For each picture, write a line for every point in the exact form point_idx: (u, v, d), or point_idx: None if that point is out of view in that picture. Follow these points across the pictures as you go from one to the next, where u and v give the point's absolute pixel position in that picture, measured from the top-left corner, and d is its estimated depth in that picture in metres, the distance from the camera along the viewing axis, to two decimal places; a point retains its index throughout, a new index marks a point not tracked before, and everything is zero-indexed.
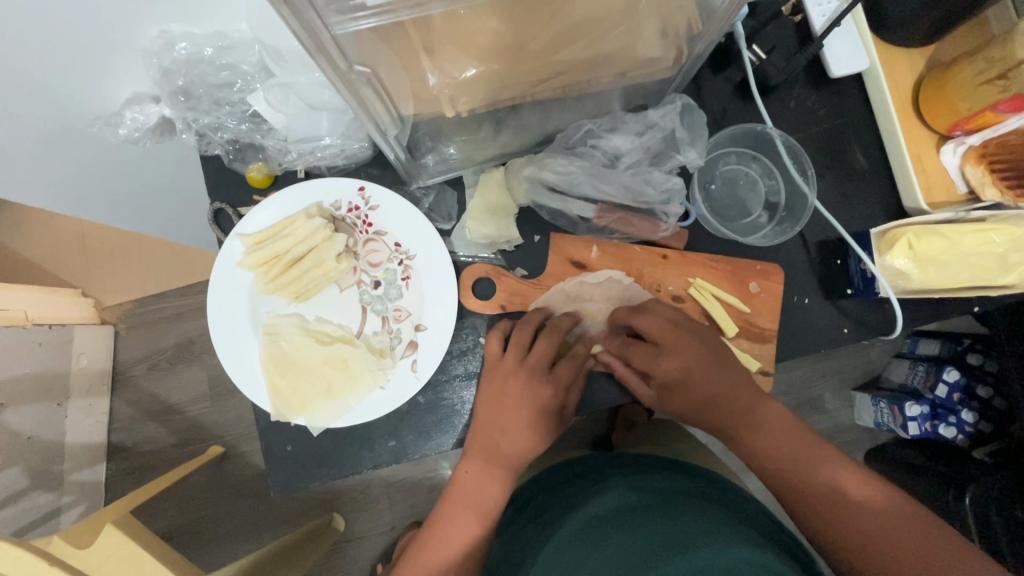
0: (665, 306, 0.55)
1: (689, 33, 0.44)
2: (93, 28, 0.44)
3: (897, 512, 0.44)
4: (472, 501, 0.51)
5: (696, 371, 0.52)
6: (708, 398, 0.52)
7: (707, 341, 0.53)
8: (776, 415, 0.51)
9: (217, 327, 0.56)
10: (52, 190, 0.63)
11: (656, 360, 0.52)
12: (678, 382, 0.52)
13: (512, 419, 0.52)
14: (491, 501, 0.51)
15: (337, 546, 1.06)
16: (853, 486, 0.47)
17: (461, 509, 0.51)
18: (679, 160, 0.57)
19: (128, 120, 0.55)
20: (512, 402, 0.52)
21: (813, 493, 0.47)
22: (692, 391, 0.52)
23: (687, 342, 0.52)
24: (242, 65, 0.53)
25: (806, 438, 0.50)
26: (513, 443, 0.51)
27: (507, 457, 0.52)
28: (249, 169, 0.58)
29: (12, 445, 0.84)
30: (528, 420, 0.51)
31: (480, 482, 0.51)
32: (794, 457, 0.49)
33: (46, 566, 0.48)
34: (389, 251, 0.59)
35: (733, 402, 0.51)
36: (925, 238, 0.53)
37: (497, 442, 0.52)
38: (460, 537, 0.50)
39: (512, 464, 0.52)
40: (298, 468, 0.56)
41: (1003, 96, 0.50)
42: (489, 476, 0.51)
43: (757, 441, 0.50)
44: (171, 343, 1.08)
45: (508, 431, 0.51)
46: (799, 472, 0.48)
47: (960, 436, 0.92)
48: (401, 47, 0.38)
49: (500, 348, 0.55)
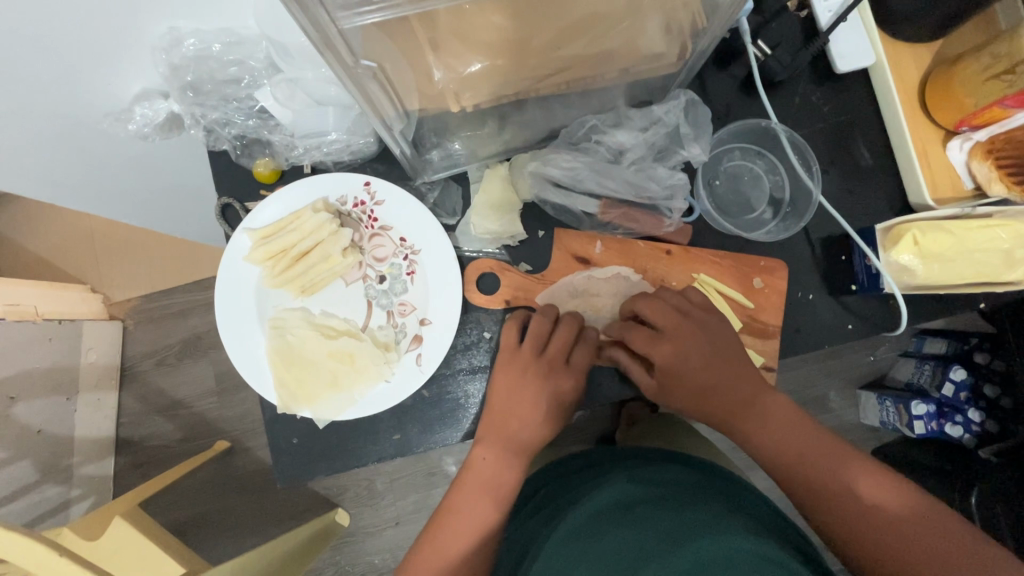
0: (672, 292, 0.56)
1: (693, 29, 0.45)
2: (102, 24, 0.44)
3: (914, 512, 0.43)
4: (484, 484, 0.51)
5: (686, 360, 0.52)
6: (703, 386, 0.52)
7: (710, 334, 0.53)
8: (774, 407, 0.51)
9: (225, 320, 0.56)
10: (60, 186, 0.64)
11: (655, 345, 0.53)
12: (675, 367, 0.52)
13: (521, 406, 0.53)
14: (504, 485, 0.51)
15: (342, 541, 1.07)
16: (870, 488, 0.45)
17: (471, 493, 0.51)
18: (682, 156, 0.57)
19: (138, 116, 0.56)
20: (524, 393, 0.53)
21: (821, 488, 0.46)
22: (689, 375, 0.52)
23: (686, 330, 0.53)
24: (250, 61, 0.53)
25: (810, 428, 0.50)
26: (529, 429, 0.52)
27: (520, 443, 0.52)
28: (256, 165, 0.59)
29: (22, 438, 0.86)
30: (540, 408, 0.53)
31: (493, 467, 0.51)
32: (797, 447, 0.49)
33: (58, 557, 0.49)
34: (394, 246, 0.59)
35: (735, 395, 0.51)
36: (930, 235, 0.53)
37: (506, 429, 0.52)
38: (471, 522, 0.49)
39: (523, 449, 0.52)
40: (303, 461, 0.57)
41: (1009, 91, 0.49)
42: (501, 460, 0.51)
43: (763, 432, 0.50)
44: (178, 339, 1.09)
45: (521, 420, 0.53)
46: (804, 464, 0.48)
47: (967, 436, 0.91)
48: (407, 41, 0.38)
49: (516, 339, 0.55)
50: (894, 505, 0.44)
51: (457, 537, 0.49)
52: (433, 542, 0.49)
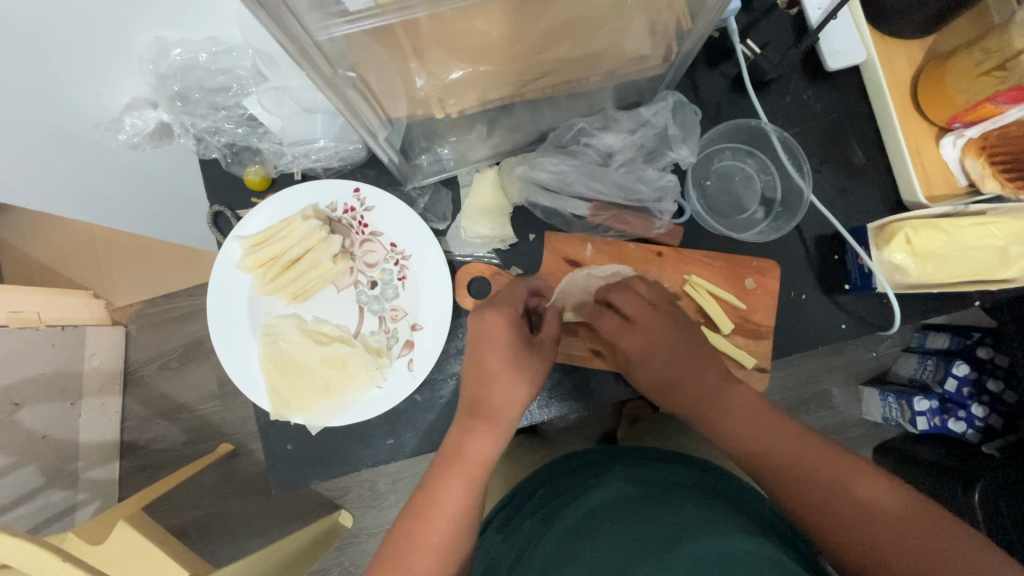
0: (646, 285, 0.55)
1: (678, 29, 0.44)
2: (88, 35, 0.45)
3: (906, 508, 0.42)
4: (461, 460, 0.47)
5: (655, 351, 0.52)
6: (671, 378, 0.52)
7: (676, 326, 0.53)
8: (742, 398, 0.50)
9: (217, 329, 0.56)
10: (57, 197, 0.64)
11: (626, 335, 0.53)
12: (642, 358, 0.53)
13: (485, 364, 0.49)
14: (483, 462, 0.47)
15: (345, 542, 1.07)
16: (862, 489, 0.43)
17: (449, 467, 0.46)
18: (671, 158, 0.57)
19: (128, 126, 0.56)
20: (488, 345, 0.49)
21: (795, 479, 0.45)
22: (654, 368, 0.52)
23: (657, 322, 0.53)
24: (237, 70, 0.54)
25: (793, 428, 0.48)
26: (491, 389, 0.48)
27: (488, 410, 0.48)
28: (246, 172, 0.59)
29: (26, 445, 0.86)
30: (497, 360, 0.49)
31: (466, 437, 0.47)
32: (773, 442, 0.47)
33: (59, 563, 0.49)
34: (385, 251, 0.59)
35: (701, 384, 0.51)
36: (923, 233, 0.52)
37: (478, 397, 0.48)
38: (451, 501, 0.45)
39: (492, 413, 0.48)
40: (299, 466, 0.57)
41: (1002, 87, 0.48)
42: (475, 428, 0.47)
43: (736, 432, 0.49)
44: (180, 343, 1.10)
45: (492, 379, 0.48)
46: (784, 452, 0.47)
47: (971, 430, 0.90)
48: (390, 48, 0.38)
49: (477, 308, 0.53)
50: (883, 500, 0.43)
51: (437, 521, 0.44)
52: (417, 525, 0.44)
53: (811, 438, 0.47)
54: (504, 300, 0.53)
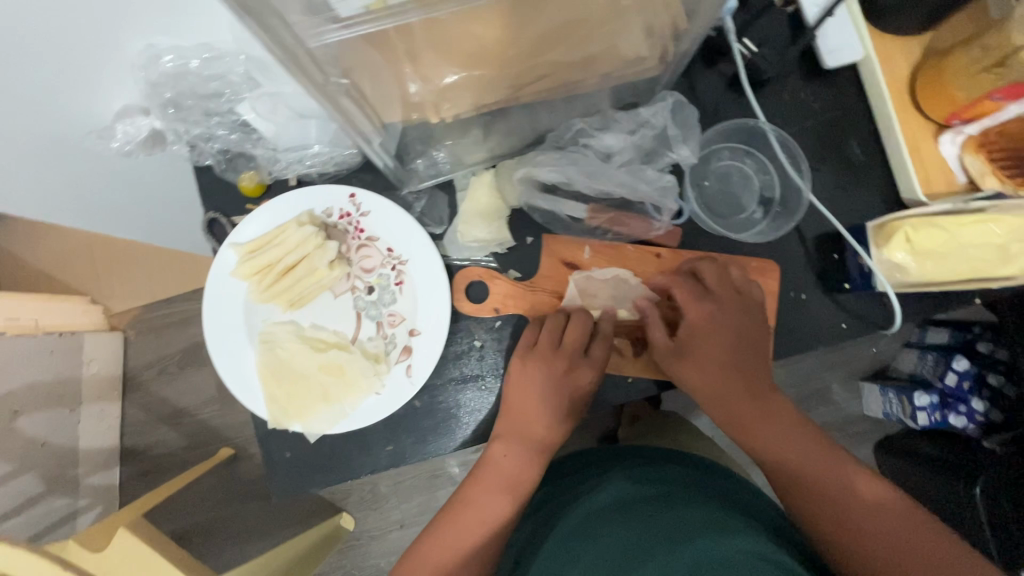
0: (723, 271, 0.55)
1: (675, 31, 0.44)
2: (78, 43, 0.44)
3: (904, 515, 0.44)
4: (503, 479, 0.52)
5: (719, 321, 0.54)
6: (734, 350, 0.53)
7: (744, 318, 0.54)
8: (781, 407, 0.52)
9: (214, 338, 0.56)
10: (53, 205, 0.64)
11: (700, 300, 0.54)
12: (708, 324, 0.54)
13: (536, 406, 0.54)
14: (523, 482, 0.53)
15: (347, 545, 1.07)
16: (862, 497, 0.46)
17: (491, 489, 0.52)
18: (670, 158, 0.58)
19: (120, 134, 0.56)
20: (533, 391, 0.54)
21: (806, 487, 0.47)
22: (715, 343, 0.53)
23: (726, 305, 0.54)
24: (230, 75, 0.53)
25: (808, 445, 0.50)
26: (547, 426, 0.55)
27: (537, 443, 0.54)
28: (241, 179, 0.58)
29: (24, 452, 0.86)
30: (551, 409, 0.55)
31: (518, 464, 0.53)
32: (791, 449, 0.50)
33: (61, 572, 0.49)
34: (382, 256, 0.59)
35: (758, 372, 0.53)
36: (923, 231, 0.52)
37: (528, 435, 0.54)
38: (486, 516, 0.51)
39: (544, 447, 0.55)
40: (298, 474, 0.57)
41: (999, 83, 0.49)
42: (523, 456, 0.53)
43: (767, 440, 0.51)
44: (178, 347, 1.09)
45: (540, 418, 0.54)
46: (796, 459, 0.49)
47: (971, 425, 0.89)
48: (384, 52, 0.37)
49: (534, 336, 0.56)
50: (884, 507, 0.45)
51: (469, 529, 0.50)
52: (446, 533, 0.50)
53: (826, 453, 0.49)
54: (569, 338, 0.55)
